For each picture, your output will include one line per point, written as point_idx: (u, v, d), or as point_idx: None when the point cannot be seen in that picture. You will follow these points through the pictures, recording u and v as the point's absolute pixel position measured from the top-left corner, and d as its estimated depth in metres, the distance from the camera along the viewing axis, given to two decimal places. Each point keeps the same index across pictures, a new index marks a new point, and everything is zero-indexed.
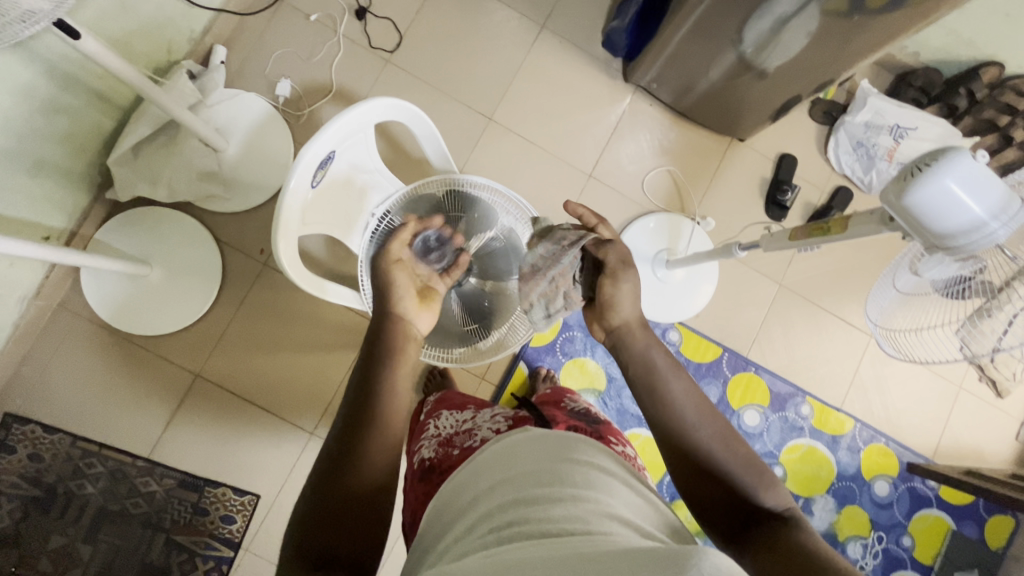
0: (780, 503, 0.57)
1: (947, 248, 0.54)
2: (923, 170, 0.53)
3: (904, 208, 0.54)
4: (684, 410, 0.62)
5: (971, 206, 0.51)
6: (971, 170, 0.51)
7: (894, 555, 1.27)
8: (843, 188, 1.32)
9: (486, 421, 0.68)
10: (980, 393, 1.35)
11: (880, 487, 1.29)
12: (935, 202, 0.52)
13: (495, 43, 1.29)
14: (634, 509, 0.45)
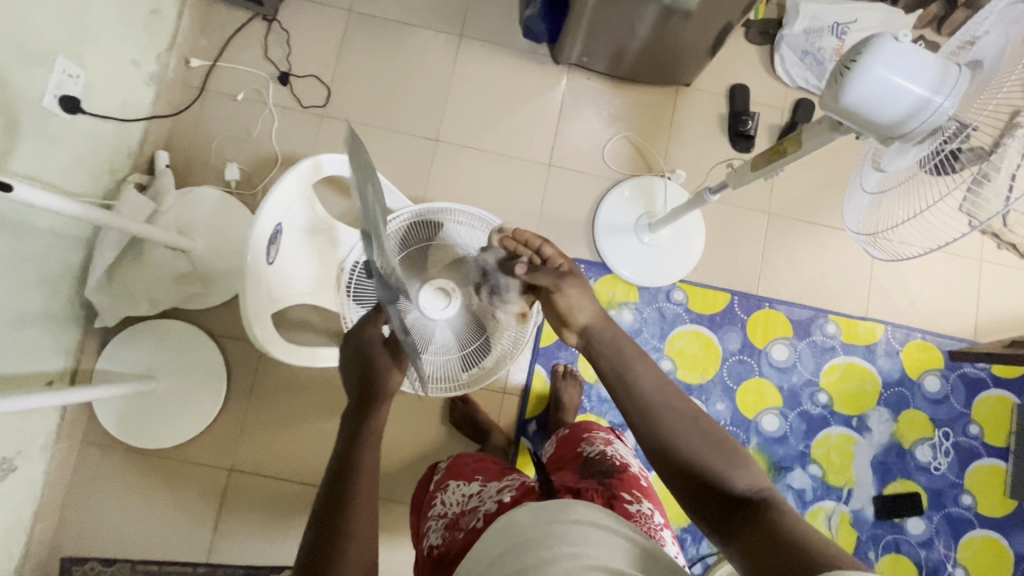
0: (752, 484, 0.54)
1: (901, 136, 0.53)
2: (853, 66, 0.51)
3: (845, 108, 0.52)
4: (651, 391, 0.62)
5: (910, 88, 0.49)
6: (899, 53, 0.49)
7: (966, 447, 1.24)
8: (804, 101, 1.29)
9: (493, 493, 0.70)
10: (1002, 259, 1.31)
11: (931, 384, 1.25)
12: (874, 94, 0.50)
13: (419, 66, 1.29)
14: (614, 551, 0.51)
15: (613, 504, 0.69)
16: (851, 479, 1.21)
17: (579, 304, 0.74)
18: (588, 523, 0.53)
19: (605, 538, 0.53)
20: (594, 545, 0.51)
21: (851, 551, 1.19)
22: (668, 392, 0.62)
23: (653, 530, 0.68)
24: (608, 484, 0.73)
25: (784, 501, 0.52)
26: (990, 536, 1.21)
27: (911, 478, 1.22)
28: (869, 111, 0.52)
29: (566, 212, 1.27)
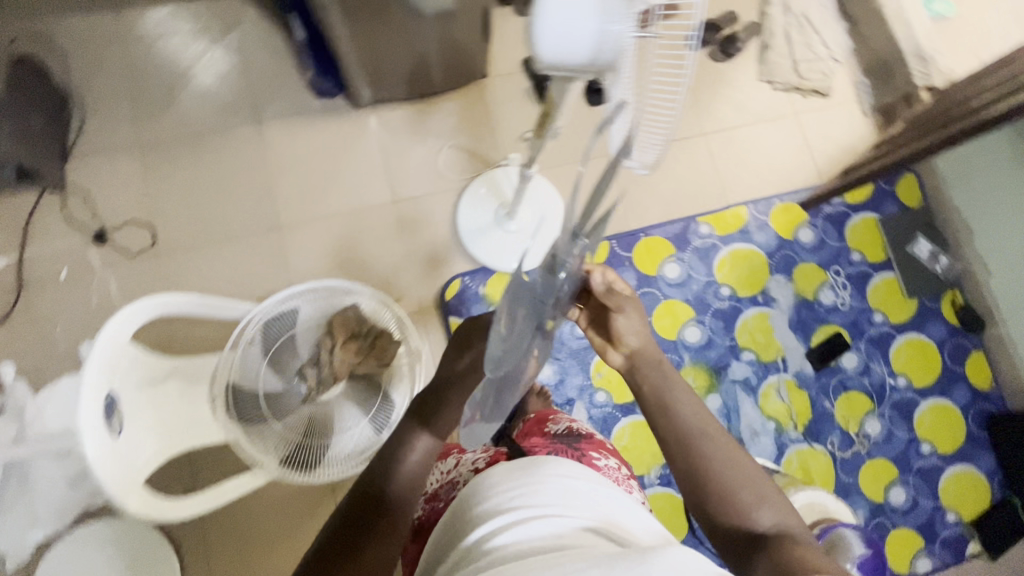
0: (775, 520, 0.60)
1: (603, 66, 0.61)
2: (535, 26, 0.59)
3: (550, 61, 0.62)
4: (687, 420, 0.65)
5: (579, 32, 0.58)
6: (559, 7, 0.57)
7: (857, 275, 1.36)
8: None
9: (468, 462, 0.75)
10: (812, 105, 1.44)
11: (805, 236, 1.36)
12: (559, 45, 0.59)
13: (231, 166, 1.28)
14: (599, 509, 0.59)
15: (581, 459, 0.80)
16: (780, 349, 1.30)
17: (630, 328, 0.66)
18: (548, 475, 0.61)
19: (568, 484, 0.61)
20: (553, 491, 0.59)
21: (809, 410, 1.28)
22: (706, 421, 0.65)
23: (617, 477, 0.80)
24: (577, 445, 0.83)
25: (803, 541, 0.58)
26: (909, 338, 1.34)
27: (827, 322, 1.33)
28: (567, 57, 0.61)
29: (431, 236, 1.29)
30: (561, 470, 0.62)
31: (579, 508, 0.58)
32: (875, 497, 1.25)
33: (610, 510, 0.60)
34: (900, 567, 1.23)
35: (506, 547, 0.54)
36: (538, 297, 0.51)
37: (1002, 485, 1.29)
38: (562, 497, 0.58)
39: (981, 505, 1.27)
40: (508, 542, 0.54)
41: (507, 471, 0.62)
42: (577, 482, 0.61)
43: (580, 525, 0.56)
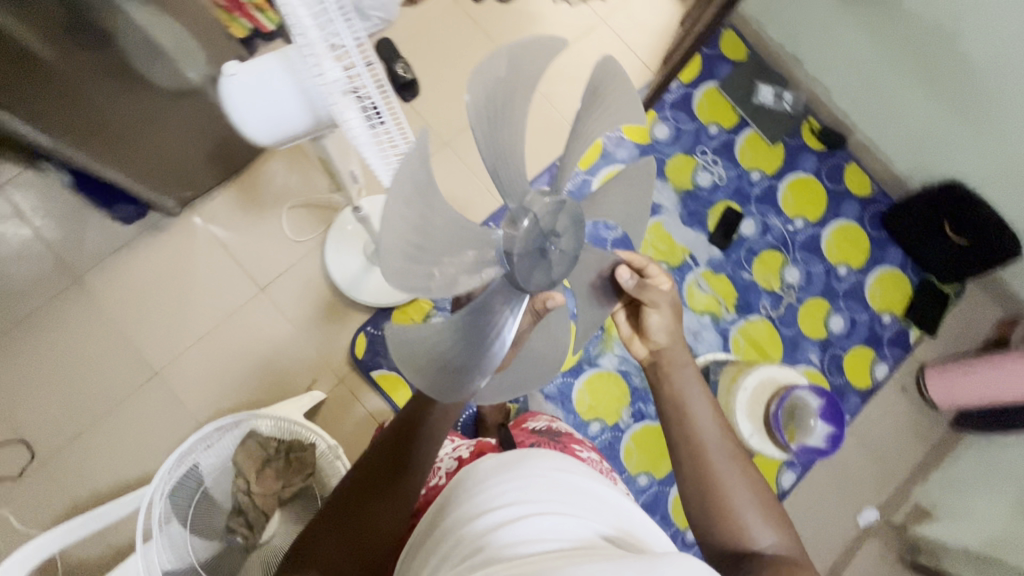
0: (774, 544, 0.62)
1: (317, 121, 0.59)
2: (234, 118, 0.59)
3: (269, 140, 0.61)
4: (708, 430, 0.67)
5: (273, 101, 0.57)
6: (241, 89, 0.57)
7: (721, 145, 1.38)
8: (380, 44, 1.28)
9: (450, 451, 0.80)
10: (614, 5, 1.42)
11: (660, 133, 1.36)
12: (264, 122, 0.58)
13: (72, 337, 1.15)
14: (593, 504, 0.56)
15: (564, 449, 0.80)
16: (685, 249, 1.32)
17: (660, 330, 0.68)
18: (542, 468, 0.58)
19: (557, 478, 0.57)
20: (546, 485, 0.56)
21: (733, 290, 1.32)
22: (723, 435, 0.67)
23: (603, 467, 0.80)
24: (558, 440, 0.84)
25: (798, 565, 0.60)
26: (790, 181, 1.38)
27: (714, 202, 1.35)
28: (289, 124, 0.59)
29: (315, 304, 1.23)
30: (553, 463, 0.59)
31: (571, 504, 0.54)
32: (819, 335, 1.32)
33: (606, 513, 0.56)
34: (863, 384, 1.31)
35: (506, 540, 0.48)
36: (510, 243, 0.51)
37: (916, 271, 1.38)
38: (554, 492, 0.55)
39: (907, 296, 1.36)
40: (505, 535, 0.49)
41: (501, 463, 0.59)
42: (571, 476, 0.58)
43: (575, 526, 0.51)
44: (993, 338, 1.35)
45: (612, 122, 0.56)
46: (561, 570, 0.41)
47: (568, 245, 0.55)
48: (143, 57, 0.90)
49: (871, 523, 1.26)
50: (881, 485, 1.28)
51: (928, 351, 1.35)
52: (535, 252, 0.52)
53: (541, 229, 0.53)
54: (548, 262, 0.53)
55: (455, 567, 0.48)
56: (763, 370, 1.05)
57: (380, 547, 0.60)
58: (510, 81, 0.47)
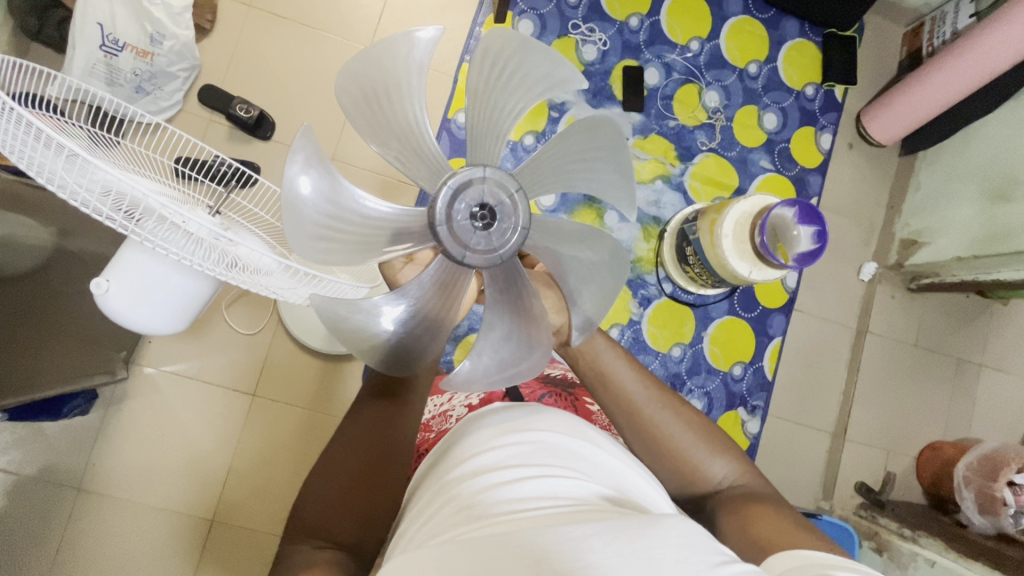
0: (726, 477, 0.68)
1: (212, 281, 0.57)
2: (133, 327, 0.57)
3: (184, 322, 0.60)
4: (632, 389, 0.71)
5: (159, 293, 0.55)
6: (121, 297, 0.54)
7: (588, 9, 1.28)
8: (201, 96, 1.13)
9: (459, 400, 0.82)
10: None
11: (526, 30, 1.25)
12: (164, 315, 0.57)
13: (111, 540, 1.10)
14: (591, 462, 0.57)
15: (577, 409, 0.84)
16: None
17: None
18: (546, 431, 0.59)
19: (552, 438, 0.58)
20: (539, 446, 0.56)
21: (668, 144, 1.29)
22: (645, 388, 0.71)
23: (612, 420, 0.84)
24: (571, 391, 0.87)
25: (754, 484, 0.68)
26: (668, 9, 1.31)
27: (610, 69, 1.28)
28: (192, 300, 0.58)
29: (310, 376, 1.19)
30: (557, 429, 0.60)
31: (572, 466, 0.55)
32: (760, 140, 1.33)
33: (605, 476, 0.56)
34: (816, 161, 1.34)
35: (498, 502, 0.49)
36: (460, 241, 0.59)
37: (815, 31, 1.37)
38: (555, 459, 0.55)
39: (818, 59, 1.36)
40: (500, 492, 0.50)
41: (505, 425, 0.60)
42: (574, 441, 0.59)
43: (575, 487, 0.51)
44: (905, 57, 1.37)
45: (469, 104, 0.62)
46: (548, 536, 0.41)
47: (503, 205, 0.61)
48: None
49: (873, 273, 1.35)
50: (865, 239, 1.37)
51: (855, 100, 1.38)
52: (478, 233, 0.59)
53: (468, 213, 0.59)
54: (494, 232, 0.60)
55: (449, 516, 0.50)
56: (734, 210, 1.05)
57: (379, 506, 0.62)
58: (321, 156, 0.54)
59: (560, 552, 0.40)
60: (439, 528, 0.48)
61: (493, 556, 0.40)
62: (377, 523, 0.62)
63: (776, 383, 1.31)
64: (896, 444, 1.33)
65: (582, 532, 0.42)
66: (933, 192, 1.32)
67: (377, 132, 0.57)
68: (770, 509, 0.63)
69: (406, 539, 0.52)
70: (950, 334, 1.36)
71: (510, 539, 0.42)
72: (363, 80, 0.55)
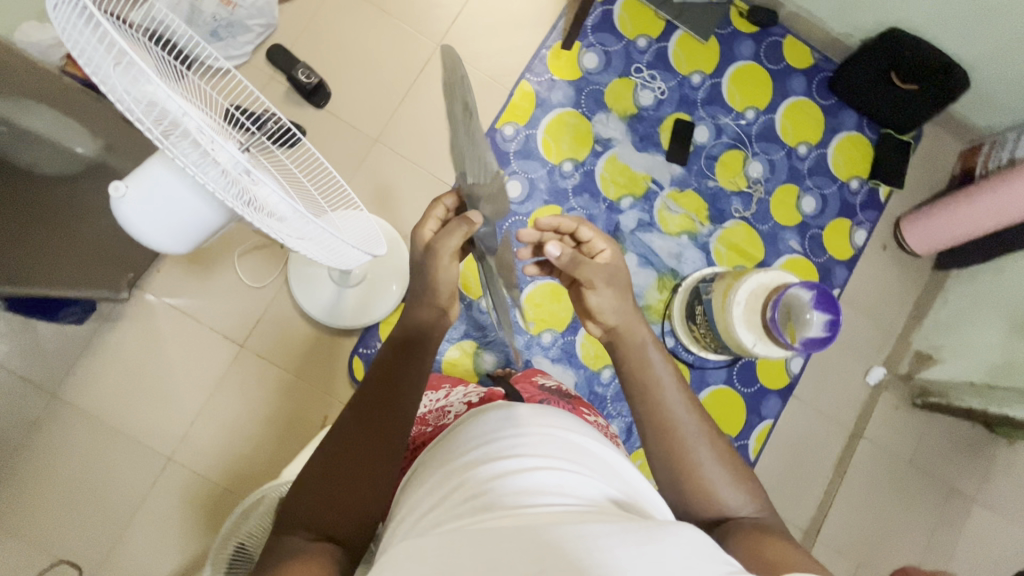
0: (743, 506, 0.66)
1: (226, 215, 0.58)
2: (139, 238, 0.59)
3: (190, 247, 0.61)
4: (670, 403, 0.72)
5: (174, 210, 0.56)
6: (136, 204, 0.55)
7: (655, 57, 1.31)
8: (270, 53, 1.18)
9: (459, 397, 0.83)
10: None
11: (590, 62, 1.28)
12: (173, 233, 0.58)
13: (68, 450, 1.11)
14: (597, 465, 0.58)
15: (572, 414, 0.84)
16: (646, 176, 1.28)
17: (606, 307, 0.77)
18: (549, 433, 0.59)
19: (561, 437, 0.59)
20: (549, 443, 0.58)
21: (702, 203, 1.29)
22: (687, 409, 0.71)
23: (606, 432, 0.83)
24: (567, 402, 0.88)
25: (769, 523, 0.64)
26: (732, 74, 1.33)
27: (663, 117, 1.30)
28: (201, 227, 0.60)
29: (300, 341, 1.20)
30: (566, 430, 0.61)
31: (580, 465, 0.56)
32: (795, 221, 1.32)
33: (610, 477, 0.57)
34: (846, 254, 1.33)
35: (506, 497, 0.50)
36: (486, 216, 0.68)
37: (872, 128, 1.37)
38: (564, 456, 0.56)
39: (869, 155, 1.36)
40: (508, 487, 0.51)
41: (515, 419, 0.62)
42: (582, 443, 0.60)
43: (582, 486, 0.53)
44: (958, 173, 1.36)
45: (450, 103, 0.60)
46: (558, 534, 0.43)
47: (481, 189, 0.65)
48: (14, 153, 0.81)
49: (879, 379, 1.32)
50: (880, 341, 1.34)
51: (899, 204, 1.36)
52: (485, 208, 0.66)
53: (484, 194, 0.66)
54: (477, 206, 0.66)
55: (459, 507, 0.51)
56: (752, 280, 1.04)
57: (374, 498, 0.63)
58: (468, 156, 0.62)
59: (570, 549, 0.41)
60: (449, 516, 0.50)
61: (506, 552, 0.41)
62: (371, 514, 0.62)
63: (757, 465, 1.27)
64: (867, 559, 1.27)
65: (593, 532, 0.43)
66: (959, 312, 1.29)
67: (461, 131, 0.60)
68: (778, 541, 0.60)
69: (406, 528, 0.53)
70: (947, 459, 1.31)
71: (522, 534, 0.43)
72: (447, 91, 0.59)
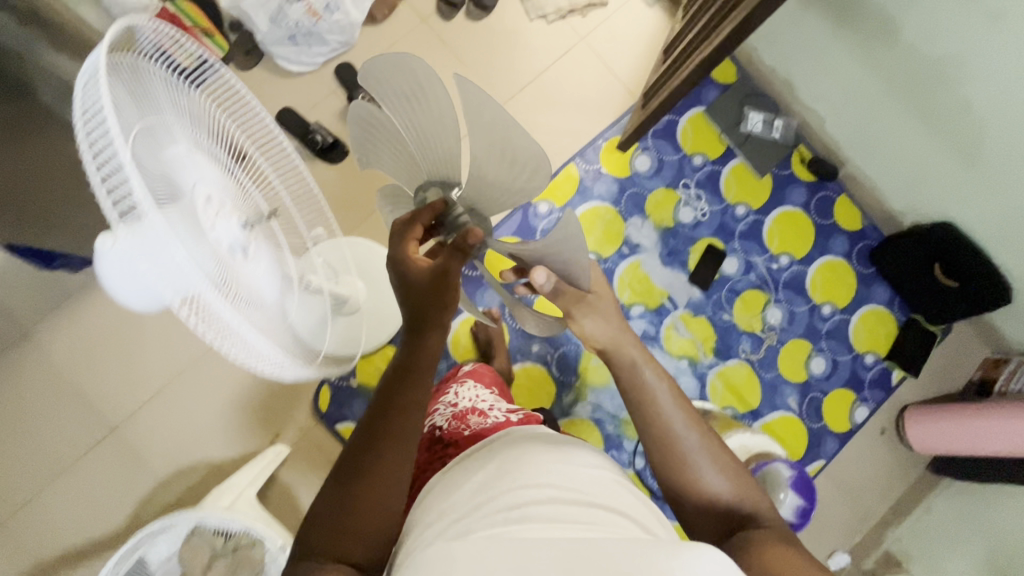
0: (744, 499, 0.61)
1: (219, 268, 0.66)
2: None
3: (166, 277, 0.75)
4: (667, 409, 0.66)
5: None
6: None
7: (706, 178, 1.30)
8: (339, 70, 1.20)
9: (500, 406, 0.83)
10: (595, 21, 1.30)
11: (641, 165, 1.28)
12: None
13: (18, 391, 1.10)
14: (627, 503, 0.56)
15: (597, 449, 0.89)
16: (663, 291, 1.26)
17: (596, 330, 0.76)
18: (571, 465, 0.57)
19: (588, 472, 0.57)
20: (570, 473, 0.56)
21: (712, 333, 1.26)
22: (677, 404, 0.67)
23: None
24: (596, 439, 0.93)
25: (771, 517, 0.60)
26: (777, 216, 1.31)
27: (696, 238, 1.28)
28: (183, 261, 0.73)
29: None
30: (595, 465, 0.59)
31: (603, 506, 0.54)
32: (799, 379, 1.28)
33: (638, 515, 0.55)
34: (841, 427, 1.29)
35: (532, 516, 0.50)
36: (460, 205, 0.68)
37: (903, 308, 1.33)
38: (595, 495, 0.54)
39: (893, 334, 1.32)
40: (534, 511, 0.51)
41: (548, 445, 0.61)
42: (608, 480, 0.58)
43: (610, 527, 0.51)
44: (977, 379, 1.30)
45: (401, 87, 0.58)
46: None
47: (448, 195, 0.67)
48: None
49: (840, 566, 1.25)
50: (852, 527, 1.27)
51: (909, 392, 1.31)
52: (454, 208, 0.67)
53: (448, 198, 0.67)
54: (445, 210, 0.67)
55: (486, 518, 0.50)
56: (736, 438, 1.00)
57: (383, 524, 0.56)
58: (441, 117, 0.58)
59: None
60: (475, 526, 0.50)
61: None
62: (379, 539, 0.56)
63: None
64: None
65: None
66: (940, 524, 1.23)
67: (415, 114, 0.60)
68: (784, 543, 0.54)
69: (428, 535, 0.52)
70: None
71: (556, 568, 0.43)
72: (401, 83, 0.57)
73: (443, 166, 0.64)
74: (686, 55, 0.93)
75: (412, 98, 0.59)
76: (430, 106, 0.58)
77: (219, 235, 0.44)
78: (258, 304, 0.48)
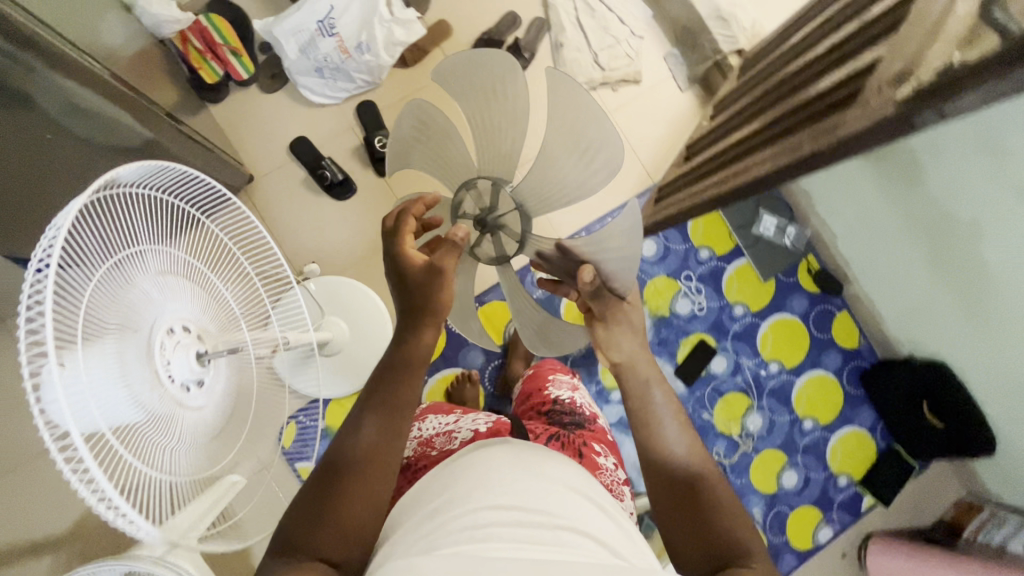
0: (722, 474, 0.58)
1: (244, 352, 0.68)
2: None
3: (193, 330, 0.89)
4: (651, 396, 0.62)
5: None
6: None
7: (710, 272, 1.28)
8: (361, 109, 1.19)
9: (468, 424, 0.74)
10: (625, 97, 1.29)
11: (647, 250, 1.27)
12: None
13: None
14: (604, 528, 0.50)
15: (584, 453, 0.74)
16: None
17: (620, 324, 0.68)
18: (563, 480, 0.54)
19: (559, 491, 0.52)
20: (545, 491, 0.51)
21: None
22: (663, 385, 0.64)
23: (615, 483, 0.73)
24: (579, 435, 0.77)
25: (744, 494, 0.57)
26: (774, 322, 1.29)
27: (689, 331, 1.27)
28: None
29: None
30: (568, 481, 0.54)
31: (585, 535, 0.48)
32: (768, 489, 1.27)
33: (618, 542, 0.50)
34: (803, 545, 1.27)
35: (492, 530, 0.47)
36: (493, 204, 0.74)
37: (885, 434, 1.31)
38: (563, 516, 0.49)
39: (870, 459, 1.30)
40: (498, 526, 0.47)
41: (510, 459, 0.55)
42: (586, 505, 0.52)
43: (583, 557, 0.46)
44: (948, 519, 1.29)
45: (472, 71, 0.63)
46: None
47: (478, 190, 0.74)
48: (70, 147, 0.81)
49: None
50: None
51: (876, 519, 1.30)
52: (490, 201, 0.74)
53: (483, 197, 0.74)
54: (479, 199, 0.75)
55: (451, 534, 0.47)
56: None
57: (367, 523, 0.53)
58: (509, 109, 0.64)
59: None
60: (442, 542, 0.46)
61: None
62: (362, 537, 0.53)
63: None
64: None
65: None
66: None
67: (483, 104, 0.66)
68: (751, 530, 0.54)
69: (401, 545, 0.49)
70: None
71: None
72: (472, 74, 0.63)
73: (508, 151, 0.68)
74: (715, 168, 0.89)
75: (486, 92, 0.64)
76: (502, 94, 0.63)
77: (164, 371, 0.42)
78: (190, 453, 0.44)
